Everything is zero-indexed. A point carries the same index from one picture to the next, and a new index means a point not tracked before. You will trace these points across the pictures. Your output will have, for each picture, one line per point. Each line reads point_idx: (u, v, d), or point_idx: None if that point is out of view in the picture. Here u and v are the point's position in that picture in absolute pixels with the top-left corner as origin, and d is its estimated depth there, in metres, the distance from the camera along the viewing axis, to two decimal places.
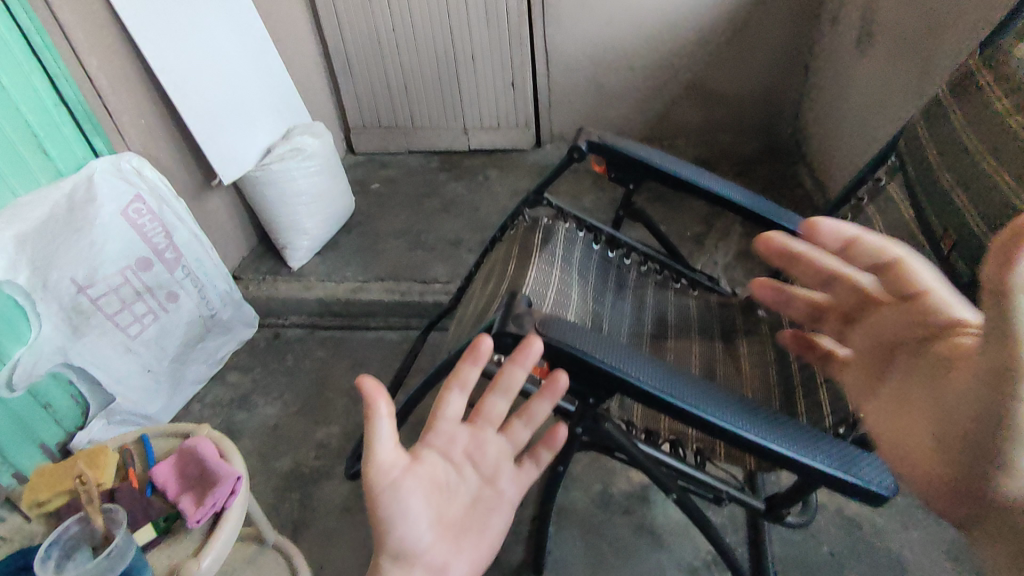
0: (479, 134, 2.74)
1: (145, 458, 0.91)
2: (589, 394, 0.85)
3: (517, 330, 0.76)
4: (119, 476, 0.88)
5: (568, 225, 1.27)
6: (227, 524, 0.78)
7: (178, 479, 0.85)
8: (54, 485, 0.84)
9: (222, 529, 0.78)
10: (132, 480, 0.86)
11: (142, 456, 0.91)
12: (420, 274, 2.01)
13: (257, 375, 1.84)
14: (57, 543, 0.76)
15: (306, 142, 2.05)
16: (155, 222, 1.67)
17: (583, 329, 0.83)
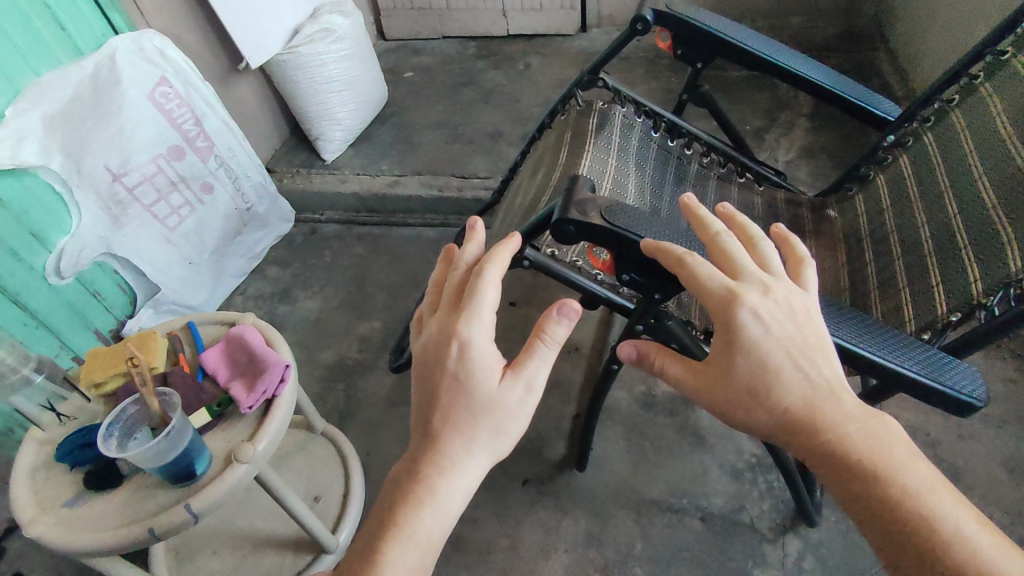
0: (519, 17, 2.51)
1: (194, 344, 0.90)
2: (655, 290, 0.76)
3: (580, 217, 0.68)
4: (170, 361, 0.88)
5: (626, 110, 1.14)
6: (280, 411, 0.79)
7: (227, 365, 0.84)
8: (109, 368, 0.83)
9: (276, 415, 0.78)
10: (183, 365, 0.86)
11: (190, 343, 0.91)
12: (459, 168, 1.92)
13: (296, 270, 1.83)
14: (118, 423, 0.75)
15: (335, 22, 1.90)
16: (183, 108, 1.59)
17: (649, 218, 0.74)
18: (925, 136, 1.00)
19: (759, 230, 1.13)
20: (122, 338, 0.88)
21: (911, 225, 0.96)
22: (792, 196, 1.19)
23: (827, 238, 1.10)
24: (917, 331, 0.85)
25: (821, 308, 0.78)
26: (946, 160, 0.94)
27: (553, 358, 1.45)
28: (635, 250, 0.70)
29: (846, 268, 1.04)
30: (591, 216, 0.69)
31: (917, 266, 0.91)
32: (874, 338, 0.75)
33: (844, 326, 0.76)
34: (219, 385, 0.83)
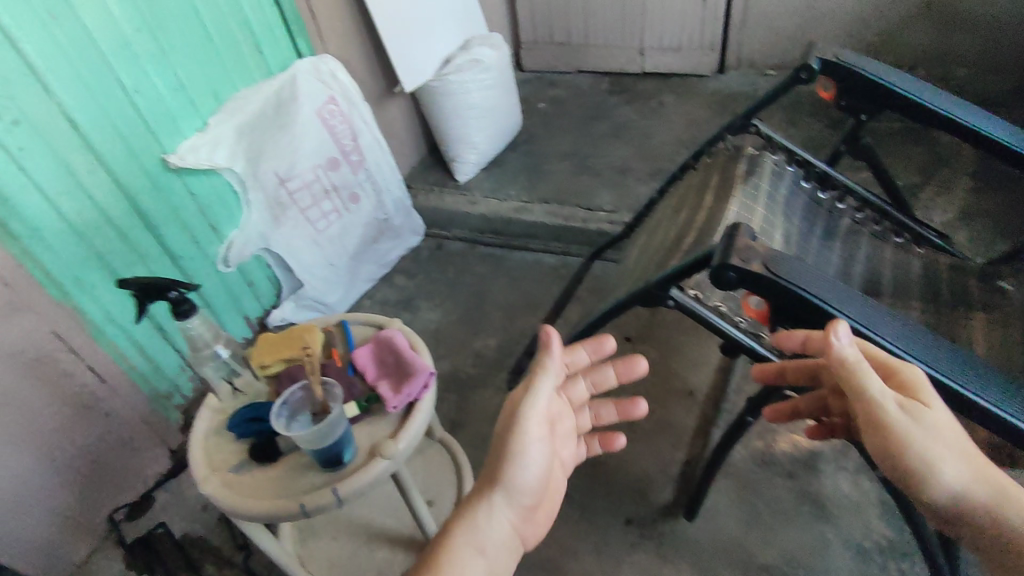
0: (657, 55, 2.54)
1: (346, 340, 0.98)
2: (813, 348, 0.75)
3: (741, 264, 0.67)
4: (326, 353, 0.96)
5: (777, 158, 1.12)
6: (421, 415, 0.84)
7: (376, 364, 0.90)
8: (277, 353, 0.93)
9: (416, 418, 0.83)
10: (337, 359, 0.93)
11: (342, 338, 0.99)
12: (585, 200, 1.95)
13: (421, 281, 1.94)
14: (286, 403, 0.82)
15: (484, 54, 2.02)
16: (345, 125, 1.76)
17: (815, 269, 0.72)
18: None
19: (915, 294, 1.05)
20: (289, 327, 0.97)
21: None
22: (958, 262, 1.10)
23: (997, 313, 1.01)
24: None
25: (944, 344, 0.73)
26: None
27: (666, 399, 1.43)
28: (799, 305, 0.68)
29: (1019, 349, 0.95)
30: (752, 264, 0.68)
31: None
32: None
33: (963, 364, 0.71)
34: (367, 382, 0.89)
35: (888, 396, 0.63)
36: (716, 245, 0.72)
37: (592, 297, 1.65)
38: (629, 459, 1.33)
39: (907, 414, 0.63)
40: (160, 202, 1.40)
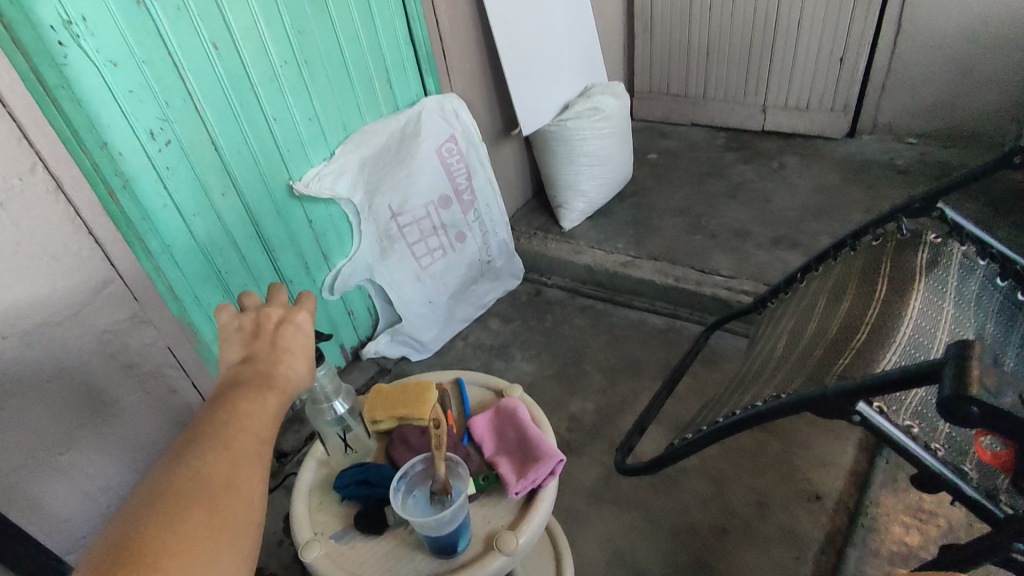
0: (781, 114, 2.41)
1: (462, 403, 0.94)
2: None
3: (992, 399, 0.53)
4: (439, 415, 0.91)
5: (966, 249, 0.97)
6: (545, 506, 0.77)
7: (496, 438, 0.86)
8: (390, 410, 0.89)
9: (540, 509, 0.76)
10: (453, 425, 0.88)
11: (458, 400, 0.94)
12: (699, 261, 1.82)
13: (516, 328, 1.87)
14: (405, 477, 0.75)
15: (606, 102, 1.96)
16: (461, 163, 1.74)
17: None
18: None
19: None
20: (404, 382, 0.94)
21: None
22: None
23: None
24: None
25: None
26: None
27: (788, 501, 1.26)
28: None
29: None
30: (1006, 401, 0.53)
31: None
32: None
33: None
34: (484, 456, 0.84)
35: None
36: (940, 365, 0.58)
37: (704, 370, 1.51)
38: (743, 566, 1.17)
39: None
40: (282, 227, 1.42)
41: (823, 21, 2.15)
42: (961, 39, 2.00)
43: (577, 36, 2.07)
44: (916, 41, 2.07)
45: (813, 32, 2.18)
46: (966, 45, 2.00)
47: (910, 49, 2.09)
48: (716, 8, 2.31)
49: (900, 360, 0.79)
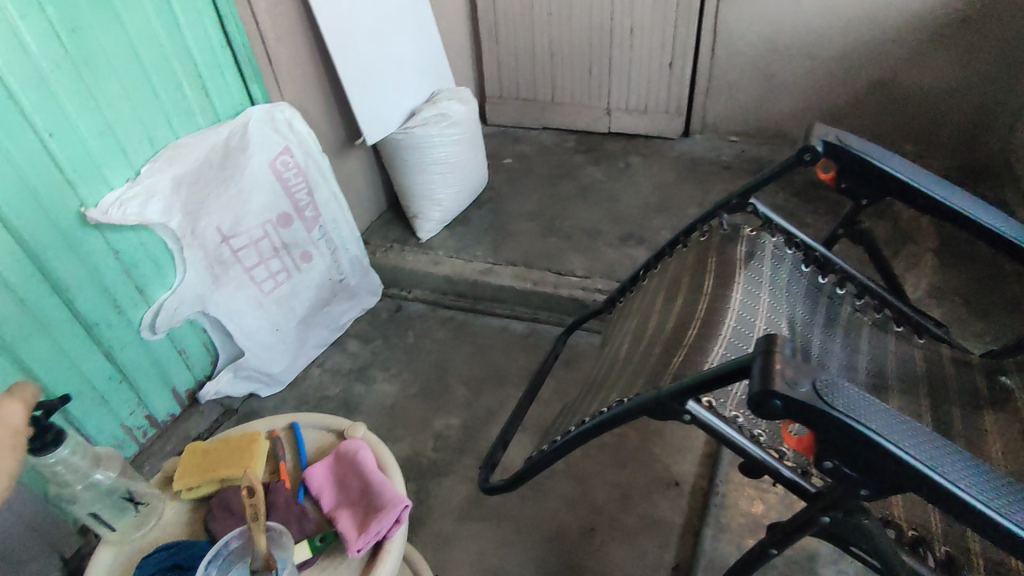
0: (623, 116, 2.53)
1: (296, 452, 0.96)
2: (861, 484, 0.61)
3: (788, 391, 0.56)
4: (269, 469, 0.94)
5: (776, 240, 1.06)
6: (389, 559, 0.79)
7: (337, 488, 0.88)
8: (205, 473, 0.90)
9: (384, 562, 0.79)
10: (286, 482, 0.90)
11: (292, 450, 0.97)
12: (554, 263, 1.85)
13: (377, 347, 1.78)
14: (216, 561, 0.76)
15: (452, 108, 1.93)
16: (299, 178, 1.61)
17: (871, 402, 0.61)
18: None
19: (922, 391, 0.99)
20: (227, 437, 0.94)
21: None
22: (958, 355, 1.05)
23: (1006, 413, 0.96)
24: None
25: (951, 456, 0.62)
26: None
27: (649, 491, 1.30)
28: (858, 443, 0.57)
29: None
30: (801, 391, 0.56)
31: None
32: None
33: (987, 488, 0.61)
34: (324, 510, 0.87)
35: None
36: (750, 361, 0.61)
37: (565, 372, 1.53)
38: (611, 563, 1.20)
39: None
40: (77, 263, 1.22)
41: (651, 29, 2.29)
42: (765, 47, 2.23)
43: (419, 41, 2.00)
44: (729, 49, 2.27)
45: (643, 39, 2.31)
46: (770, 52, 2.24)
47: (726, 55, 2.29)
48: (555, 15, 2.37)
49: (724, 352, 0.84)
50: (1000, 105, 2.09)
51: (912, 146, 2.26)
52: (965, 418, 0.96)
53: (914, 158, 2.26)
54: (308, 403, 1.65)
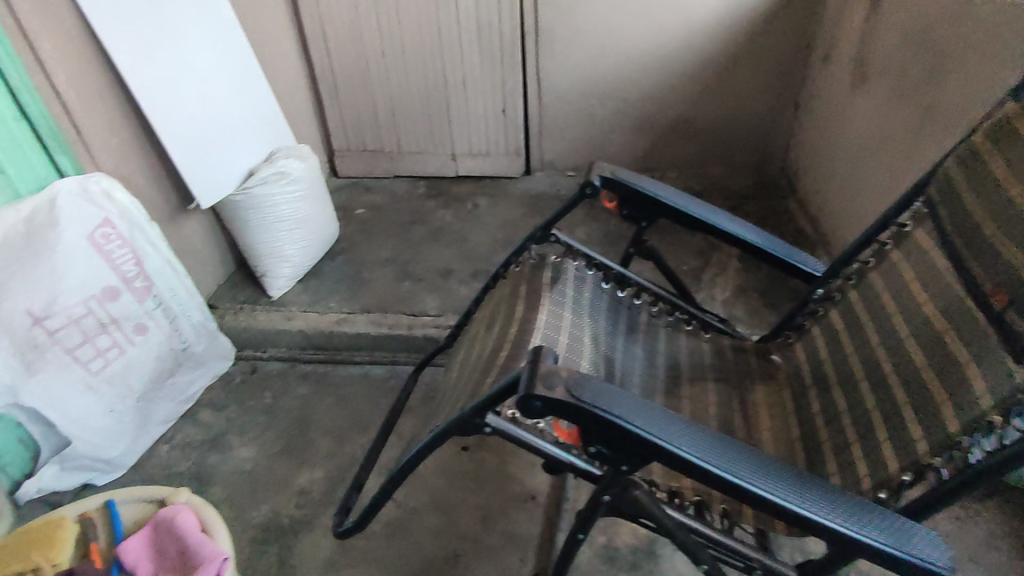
0: (468, 161, 2.68)
1: (112, 530, 1.14)
2: (622, 461, 0.72)
3: (546, 393, 0.67)
4: (82, 550, 1.12)
5: (577, 263, 1.20)
6: None
7: (152, 557, 1.10)
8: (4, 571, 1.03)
9: None
10: (99, 561, 1.10)
11: (109, 526, 1.15)
12: (408, 306, 1.92)
13: (231, 413, 1.72)
14: None
15: (291, 166, 1.95)
16: (124, 248, 1.54)
17: (630, 394, 0.71)
18: (849, 292, 1.09)
19: (709, 377, 1.16)
20: (34, 527, 1.07)
21: (851, 380, 0.99)
22: (737, 343, 1.25)
23: (773, 384, 1.15)
24: (873, 489, 0.83)
25: (714, 435, 0.71)
26: (874, 316, 1.00)
27: (508, 509, 1.38)
28: (610, 430, 0.67)
29: (794, 417, 1.06)
30: (557, 391, 0.67)
31: (865, 418, 0.91)
32: (789, 471, 0.72)
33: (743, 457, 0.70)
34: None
35: None
36: (522, 372, 0.71)
37: (423, 409, 1.58)
38: None
39: None
40: None
41: (481, 81, 2.48)
42: (582, 92, 2.49)
43: (251, 103, 2.02)
44: (553, 96, 2.51)
45: (474, 90, 2.50)
46: (587, 96, 2.50)
47: (550, 100, 2.53)
48: (390, 72, 2.49)
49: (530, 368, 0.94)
50: (775, 130, 2.49)
51: (716, 169, 2.62)
52: (743, 395, 1.14)
53: (719, 179, 2.61)
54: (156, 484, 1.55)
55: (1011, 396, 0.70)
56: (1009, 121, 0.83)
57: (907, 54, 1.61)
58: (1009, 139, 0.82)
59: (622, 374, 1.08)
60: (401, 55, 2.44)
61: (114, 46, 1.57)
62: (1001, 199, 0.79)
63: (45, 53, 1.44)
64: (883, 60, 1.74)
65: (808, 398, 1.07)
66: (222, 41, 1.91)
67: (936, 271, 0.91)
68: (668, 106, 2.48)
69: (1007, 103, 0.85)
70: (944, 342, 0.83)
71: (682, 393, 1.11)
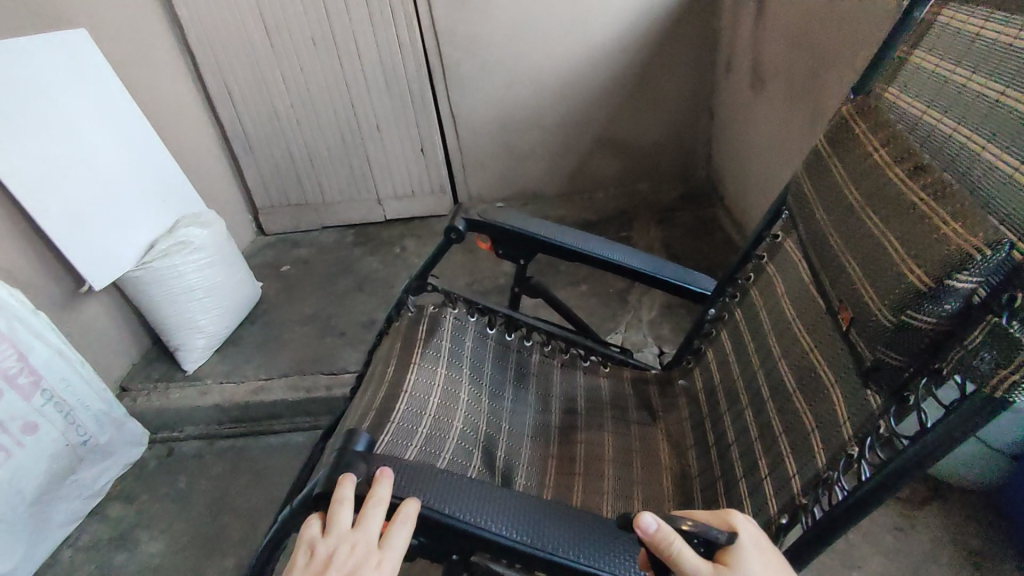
0: (394, 204, 2.61)
1: None
2: (452, 550, 0.69)
3: (352, 483, 0.65)
4: None
5: (457, 311, 1.12)
6: None
7: None
8: None
9: None
10: None
11: None
12: (328, 364, 1.84)
13: (143, 505, 1.63)
14: None
15: (193, 234, 1.88)
16: (3, 345, 1.41)
17: (454, 475, 0.68)
18: (736, 311, 1.04)
19: (607, 415, 1.10)
20: None
21: (738, 405, 0.95)
22: (639, 371, 1.19)
23: (674, 414, 1.10)
24: (758, 533, 0.77)
25: (548, 510, 0.69)
26: (755, 337, 0.95)
27: None
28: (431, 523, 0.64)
29: (693, 453, 1.01)
30: (358, 483, 0.66)
31: (749, 452, 0.87)
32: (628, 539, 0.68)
33: (580, 531, 0.67)
34: None
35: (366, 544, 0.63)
36: (323, 469, 0.69)
37: None
38: None
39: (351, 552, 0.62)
40: None
41: (397, 123, 2.40)
42: (500, 122, 2.43)
43: (147, 172, 1.93)
44: (471, 129, 2.45)
45: (391, 133, 2.42)
46: (505, 126, 2.44)
47: (470, 134, 2.47)
48: (302, 123, 2.40)
49: (391, 440, 0.85)
50: (697, 138, 2.46)
51: (645, 183, 2.58)
52: (641, 430, 1.08)
53: (651, 193, 2.57)
54: None
55: (866, 427, 0.67)
56: (850, 122, 0.79)
57: (798, 54, 1.57)
58: (846, 142, 0.78)
59: (508, 429, 1.02)
60: (311, 107, 2.36)
61: None
62: (843, 205, 0.75)
63: None
64: (778, 63, 1.70)
65: (704, 430, 1.02)
66: (107, 113, 1.81)
67: (799, 286, 0.86)
68: (588, 126, 2.44)
69: (848, 102, 0.80)
70: (810, 362, 0.79)
71: (577, 439, 1.04)
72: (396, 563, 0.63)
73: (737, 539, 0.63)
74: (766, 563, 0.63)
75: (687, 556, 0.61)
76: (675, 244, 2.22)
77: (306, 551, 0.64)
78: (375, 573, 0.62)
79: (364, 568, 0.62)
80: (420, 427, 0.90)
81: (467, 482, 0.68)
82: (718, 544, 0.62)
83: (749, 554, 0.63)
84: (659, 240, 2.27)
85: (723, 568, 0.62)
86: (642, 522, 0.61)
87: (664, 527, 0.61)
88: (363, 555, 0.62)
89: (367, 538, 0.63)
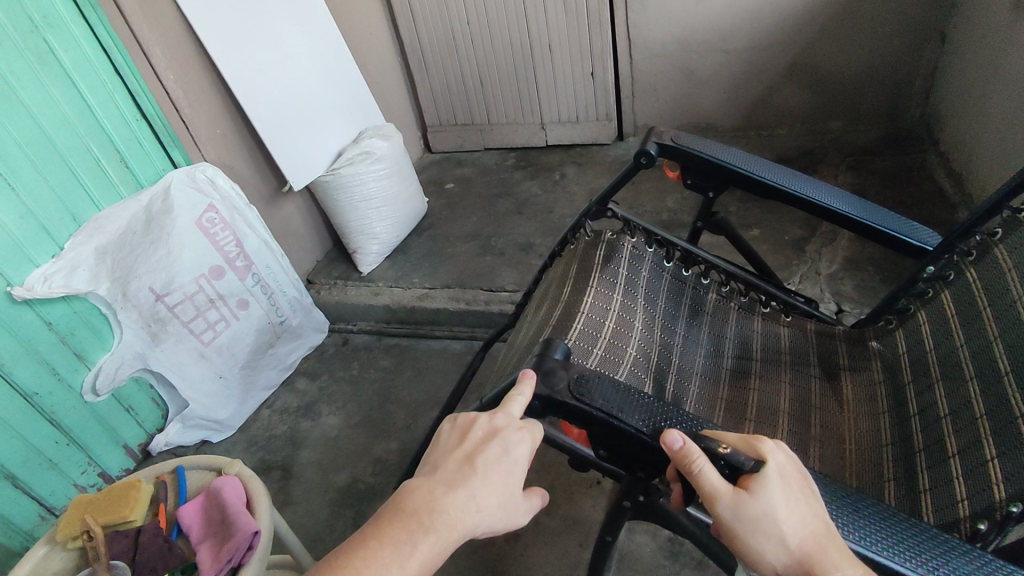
0: (557, 128, 2.56)
1: (177, 493, 1.05)
2: (639, 468, 0.74)
3: (547, 391, 0.69)
4: (153, 511, 1.03)
5: (635, 240, 1.08)
6: (264, 512, 0.96)
7: (201, 524, 0.97)
8: (107, 514, 0.99)
9: (260, 518, 0.96)
10: (161, 520, 1.00)
11: (174, 489, 1.05)
12: (487, 281, 1.94)
13: (323, 383, 1.88)
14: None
15: (375, 145, 2.00)
16: (227, 231, 1.63)
17: (640, 394, 0.72)
18: (966, 271, 0.89)
19: (785, 364, 1.03)
20: (113, 485, 1.03)
21: (960, 376, 0.84)
22: (825, 326, 1.09)
23: (864, 375, 1.01)
24: (972, 518, 0.71)
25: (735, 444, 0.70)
26: (995, 304, 0.82)
27: (571, 494, 1.35)
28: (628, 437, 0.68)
29: (887, 421, 0.92)
30: (550, 387, 0.69)
31: (970, 431, 0.78)
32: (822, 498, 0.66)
33: None
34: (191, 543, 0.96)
35: (507, 416, 0.66)
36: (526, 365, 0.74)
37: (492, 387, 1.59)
38: (534, 563, 1.24)
39: (490, 421, 0.66)
40: (9, 339, 1.29)
41: (568, 43, 2.31)
42: (681, 46, 2.26)
43: (340, 84, 2.06)
44: (646, 54, 2.31)
45: (563, 56, 2.35)
46: (686, 51, 2.27)
47: (645, 60, 2.33)
48: (477, 43, 2.39)
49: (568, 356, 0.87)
50: (916, 71, 2.10)
51: (839, 121, 2.29)
52: (824, 385, 1.01)
53: (843, 133, 2.28)
54: (258, 444, 1.73)
55: None
56: None
57: None
58: None
59: (678, 365, 1.00)
60: (487, 26, 2.33)
61: (212, 44, 1.65)
62: None
63: (155, 54, 1.54)
64: None
65: (904, 398, 0.92)
66: (308, 26, 1.95)
67: None
68: (781, 52, 2.18)
69: None
70: None
71: (750, 385, 1.00)
72: (533, 436, 0.66)
73: (762, 467, 0.61)
74: (791, 498, 0.61)
75: (709, 474, 0.61)
76: (869, 193, 1.96)
77: (450, 419, 0.67)
78: (518, 436, 0.65)
79: (507, 431, 0.65)
80: (596, 348, 0.91)
81: (656, 407, 0.71)
82: (742, 472, 0.62)
83: (774, 484, 0.61)
84: (850, 187, 2.02)
85: (744, 492, 0.61)
86: (666, 439, 0.64)
87: (689, 446, 0.63)
88: (503, 425, 0.65)
89: (508, 412, 0.67)
